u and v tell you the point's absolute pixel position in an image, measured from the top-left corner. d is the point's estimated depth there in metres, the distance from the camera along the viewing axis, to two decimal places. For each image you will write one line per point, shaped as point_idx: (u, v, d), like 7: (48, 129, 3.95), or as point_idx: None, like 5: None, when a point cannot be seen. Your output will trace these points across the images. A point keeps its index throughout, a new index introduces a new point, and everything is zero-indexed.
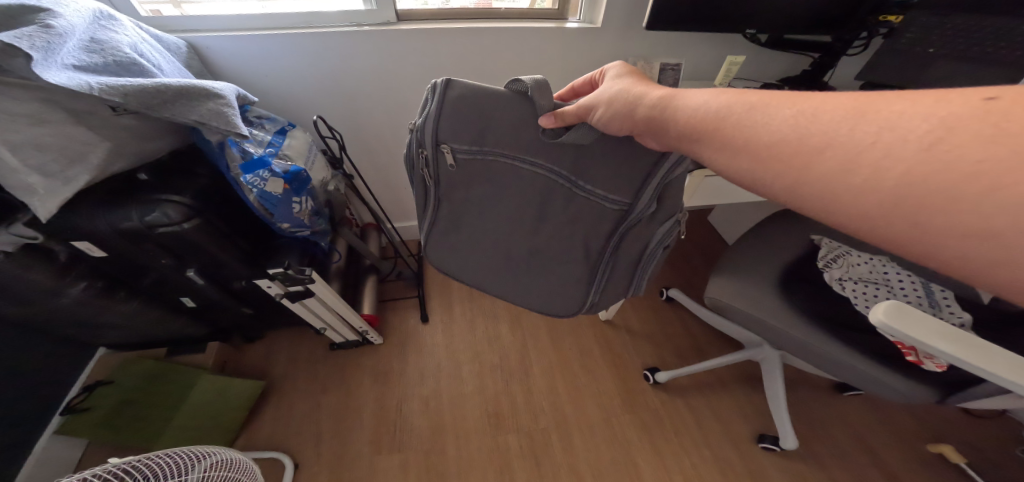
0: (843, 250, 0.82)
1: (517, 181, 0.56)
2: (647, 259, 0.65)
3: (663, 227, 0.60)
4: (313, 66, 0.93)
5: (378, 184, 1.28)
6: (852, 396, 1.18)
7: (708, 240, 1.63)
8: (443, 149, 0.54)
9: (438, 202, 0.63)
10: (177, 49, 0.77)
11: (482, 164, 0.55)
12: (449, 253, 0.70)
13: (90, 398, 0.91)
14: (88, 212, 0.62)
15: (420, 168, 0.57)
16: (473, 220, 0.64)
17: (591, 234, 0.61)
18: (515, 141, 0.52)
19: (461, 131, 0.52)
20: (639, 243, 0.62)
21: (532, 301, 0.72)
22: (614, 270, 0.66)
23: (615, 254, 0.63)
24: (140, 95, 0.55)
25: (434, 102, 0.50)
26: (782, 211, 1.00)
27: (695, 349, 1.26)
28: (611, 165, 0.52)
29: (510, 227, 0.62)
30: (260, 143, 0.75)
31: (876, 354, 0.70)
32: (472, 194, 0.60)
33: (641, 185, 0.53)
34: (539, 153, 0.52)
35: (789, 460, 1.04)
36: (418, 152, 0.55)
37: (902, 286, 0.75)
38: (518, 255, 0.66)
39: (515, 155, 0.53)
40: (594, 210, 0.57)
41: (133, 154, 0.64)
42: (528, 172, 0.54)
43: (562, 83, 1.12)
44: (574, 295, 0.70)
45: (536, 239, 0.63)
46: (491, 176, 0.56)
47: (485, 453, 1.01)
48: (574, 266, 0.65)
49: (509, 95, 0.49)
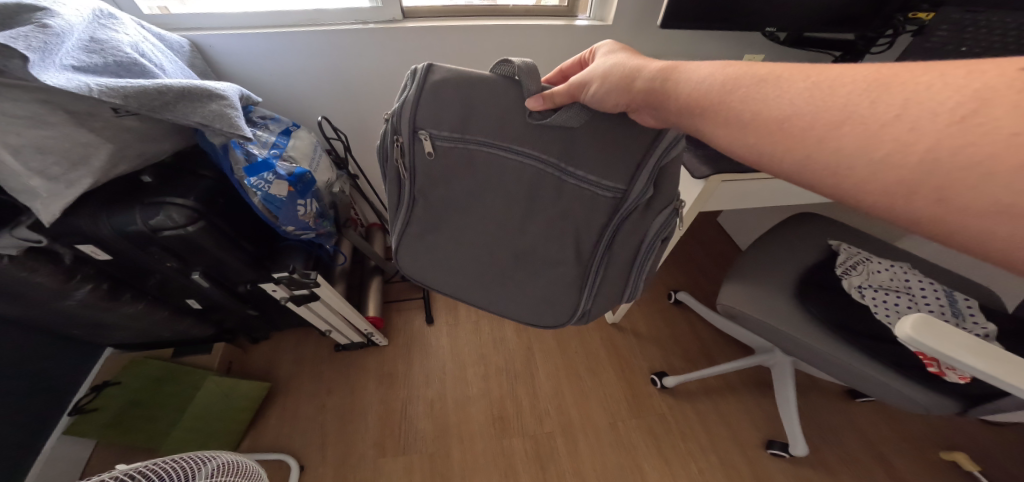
0: (862, 257, 0.80)
1: (500, 171, 0.51)
2: (645, 255, 0.59)
3: (662, 217, 0.54)
4: (318, 65, 0.91)
5: (384, 184, 1.27)
6: (866, 403, 1.15)
7: (717, 242, 1.60)
8: (421, 136, 0.49)
9: (415, 198, 0.58)
10: (180, 47, 0.76)
11: (464, 153, 0.51)
12: (427, 258, 0.66)
13: (97, 398, 0.90)
14: (90, 214, 0.61)
15: (395, 159, 0.53)
16: (457, 218, 0.59)
17: (581, 229, 0.56)
18: (498, 126, 0.47)
19: (441, 116, 0.48)
20: (635, 237, 0.57)
21: (520, 305, 0.68)
22: (608, 270, 0.61)
23: (608, 250, 0.58)
24: (141, 97, 0.54)
25: (413, 86, 0.47)
26: (796, 215, 0.98)
27: (704, 353, 1.24)
28: (602, 150, 0.48)
29: (496, 222, 0.57)
30: (265, 144, 0.74)
31: (894, 364, 0.67)
32: (452, 187, 0.55)
33: (635, 169, 0.48)
34: (524, 137, 0.48)
35: (799, 467, 1.02)
36: (394, 141, 0.51)
37: (924, 295, 0.72)
38: (504, 256, 0.61)
39: (498, 140, 0.48)
40: (584, 200, 0.52)
41: (138, 156, 0.63)
42: (511, 159, 0.50)
43: None
44: (566, 299, 0.65)
45: (523, 235, 0.58)
46: (474, 167, 0.52)
47: (490, 456, 1.00)
48: (566, 264, 0.60)
49: (494, 78, 0.46)
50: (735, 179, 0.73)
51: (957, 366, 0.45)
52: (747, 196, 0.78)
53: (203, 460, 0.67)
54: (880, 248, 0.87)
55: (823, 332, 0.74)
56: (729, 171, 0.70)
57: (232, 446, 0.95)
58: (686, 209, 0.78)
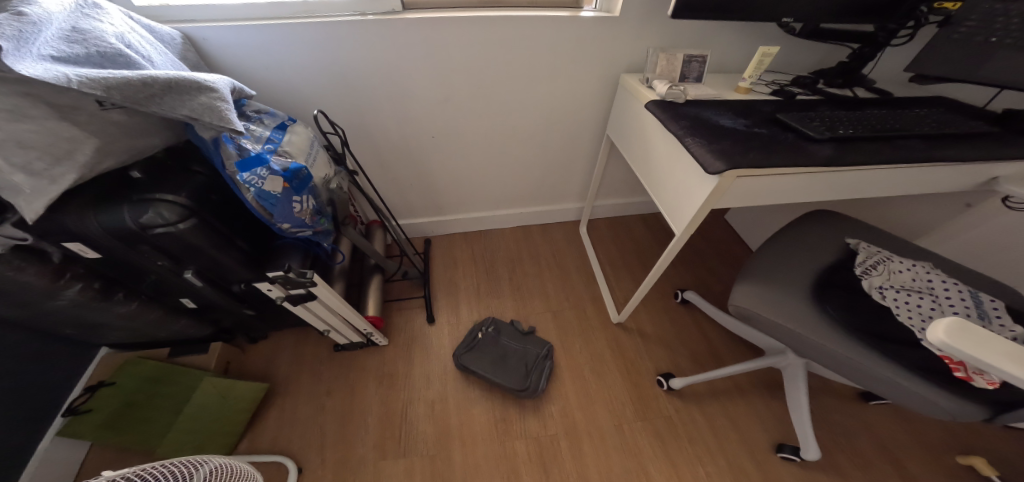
0: (881, 256, 0.76)
1: (508, 339, 1.19)
2: (545, 368, 1.12)
3: (547, 376, 1.11)
4: (316, 58, 0.88)
5: (384, 181, 1.24)
6: (881, 406, 1.11)
7: (725, 240, 1.57)
8: (487, 334, 1.19)
9: (469, 345, 1.15)
10: (172, 40, 0.73)
11: (496, 342, 1.17)
12: (460, 348, 1.14)
13: (92, 398, 0.87)
14: (76, 211, 0.58)
15: (472, 334, 1.18)
16: (483, 341, 1.17)
17: (531, 347, 1.16)
18: (517, 338, 1.19)
19: (499, 339, 1.18)
20: (546, 351, 1.16)
21: (495, 377, 1.08)
22: (534, 367, 1.11)
23: (540, 362, 1.13)
24: (125, 89, 0.51)
25: (491, 331, 1.19)
26: (810, 213, 0.94)
27: (711, 354, 1.21)
28: (534, 343, 1.18)
29: (495, 358, 1.13)
30: (258, 139, 0.71)
31: (917, 368, 0.64)
32: (483, 355, 1.13)
33: (547, 352, 1.16)
34: (524, 341, 1.18)
35: (811, 473, 0.98)
36: (474, 334, 1.18)
37: (948, 296, 0.67)
38: (496, 347, 1.16)
39: (512, 342, 1.17)
40: (531, 370, 1.11)
41: (125, 152, 0.60)
42: (512, 348, 1.16)
43: (577, 76, 1.07)
44: (517, 380, 1.07)
45: (505, 347, 1.16)
46: (496, 346, 1.16)
47: (492, 459, 0.98)
48: (518, 363, 1.12)
49: (516, 331, 1.21)
50: (751, 174, 0.69)
51: (988, 371, 0.44)
52: (762, 193, 0.74)
53: (195, 465, 0.64)
54: (899, 247, 0.84)
55: (841, 334, 0.70)
56: (745, 166, 0.67)
57: (229, 448, 0.93)
58: (698, 206, 0.75)
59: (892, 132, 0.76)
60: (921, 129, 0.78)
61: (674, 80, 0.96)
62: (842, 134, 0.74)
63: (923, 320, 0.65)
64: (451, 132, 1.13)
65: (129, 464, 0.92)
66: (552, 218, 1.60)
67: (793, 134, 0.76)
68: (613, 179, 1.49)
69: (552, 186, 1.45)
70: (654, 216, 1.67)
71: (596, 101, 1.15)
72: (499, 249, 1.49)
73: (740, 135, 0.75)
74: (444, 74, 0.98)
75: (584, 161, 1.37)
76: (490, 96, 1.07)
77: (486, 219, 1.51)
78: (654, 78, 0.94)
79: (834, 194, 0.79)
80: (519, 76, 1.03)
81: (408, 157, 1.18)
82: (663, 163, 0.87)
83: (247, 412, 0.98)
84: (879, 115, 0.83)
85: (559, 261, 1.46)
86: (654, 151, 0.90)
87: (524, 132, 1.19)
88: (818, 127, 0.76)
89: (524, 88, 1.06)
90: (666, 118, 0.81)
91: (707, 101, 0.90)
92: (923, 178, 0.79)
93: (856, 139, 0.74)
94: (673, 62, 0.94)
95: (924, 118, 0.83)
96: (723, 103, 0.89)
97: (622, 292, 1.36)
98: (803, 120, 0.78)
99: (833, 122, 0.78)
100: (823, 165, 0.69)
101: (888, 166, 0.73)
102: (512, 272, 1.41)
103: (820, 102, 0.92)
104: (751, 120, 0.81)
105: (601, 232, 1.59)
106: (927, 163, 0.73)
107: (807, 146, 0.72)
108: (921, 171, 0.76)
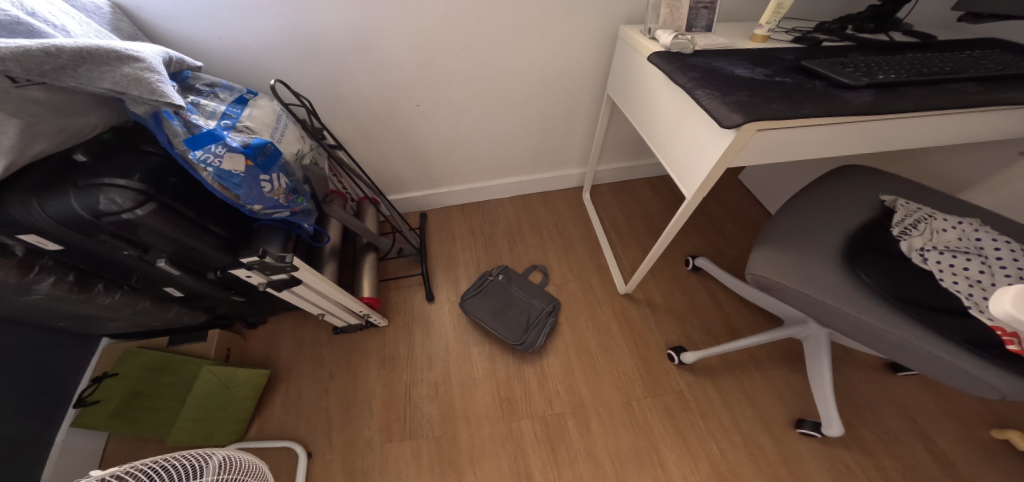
0: (924, 213, 0.67)
1: (512, 284, 1.21)
2: (542, 321, 1.12)
3: (542, 333, 1.10)
4: (277, 25, 0.80)
5: (370, 156, 1.17)
6: (907, 377, 1.04)
7: (739, 205, 1.46)
8: (496, 274, 1.23)
9: (480, 288, 1.19)
10: (97, 9, 0.64)
11: (502, 285, 1.20)
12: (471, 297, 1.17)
13: (98, 390, 0.85)
14: (19, 199, 0.52)
15: (486, 278, 1.22)
16: (488, 283, 1.20)
17: (531, 290, 1.19)
18: (521, 285, 1.21)
19: (503, 282, 1.21)
20: (546, 303, 1.16)
21: (498, 329, 1.10)
22: (530, 317, 1.13)
23: (544, 316, 1.13)
24: (25, 60, 0.44)
25: (502, 275, 1.22)
26: (837, 170, 0.84)
27: (726, 326, 1.14)
28: (535, 292, 1.19)
29: (503, 301, 1.16)
30: (212, 114, 0.64)
31: (966, 342, 0.56)
32: (491, 297, 1.17)
33: (550, 303, 1.16)
34: (526, 291, 1.19)
35: (833, 448, 0.93)
36: (489, 275, 1.22)
37: (998, 256, 0.58)
38: (501, 294, 1.18)
39: (514, 289, 1.19)
40: (530, 315, 1.13)
41: (57, 133, 0.53)
42: (515, 291, 1.19)
43: (574, 26, 0.95)
44: (513, 333, 1.09)
45: (510, 290, 1.19)
46: (503, 290, 1.19)
47: (498, 440, 0.96)
48: (517, 305, 1.16)
49: (520, 279, 1.22)
50: (775, 127, 0.59)
51: None
52: (786, 149, 0.64)
53: (203, 459, 0.62)
54: (942, 204, 0.74)
55: (878, 305, 0.62)
56: (770, 118, 0.57)
57: (236, 435, 0.94)
58: (710, 167, 0.66)
59: (941, 75, 0.64)
60: (975, 71, 0.66)
61: (681, 30, 0.83)
62: (882, 80, 0.62)
63: (971, 285, 0.57)
64: (438, 99, 1.05)
65: (144, 452, 0.93)
66: (553, 186, 1.52)
67: (822, 83, 0.65)
68: (616, 143, 1.39)
69: (551, 152, 1.36)
70: (662, 181, 1.56)
71: (595, 56, 1.04)
72: (498, 221, 1.42)
73: (759, 85, 0.64)
74: (423, 35, 0.88)
75: (586, 122, 1.26)
76: (479, 56, 0.96)
77: (483, 191, 1.44)
78: (658, 28, 0.82)
79: (870, 147, 0.69)
80: (507, 32, 0.92)
81: (395, 130, 1.10)
82: (671, 120, 0.77)
83: (252, 399, 0.97)
84: (924, 58, 0.70)
85: (563, 233, 1.38)
86: (660, 105, 0.80)
87: (518, 95, 1.09)
88: (852, 73, 0.64)
89: (514, 46, 0.96)
90: (672, 70, 0.71)
91: (718, 50, 0.78)
92: (974, 127, 0.67)
93: (899, 85, 0.63)
94: (679, 8, 0.81)
95: (977, 59, 0.70)
96: (738, 52, 0.77)
97: (628, 261, 1.29)
98: (833, 66, 0.67)
99: (870, 67, 0.67)
100: (860, 114, 0.59)
101: (936, 113, 0.62)
102: (513, 246, 1.35)
103: (850, 48, 0.79)
104: (772, 69, 0.70)
105: (606, 200, 1.49)
106: (981, 109, 0.62)
107: (839, 94, 0.62)
108: (973, 119, 0.65)
